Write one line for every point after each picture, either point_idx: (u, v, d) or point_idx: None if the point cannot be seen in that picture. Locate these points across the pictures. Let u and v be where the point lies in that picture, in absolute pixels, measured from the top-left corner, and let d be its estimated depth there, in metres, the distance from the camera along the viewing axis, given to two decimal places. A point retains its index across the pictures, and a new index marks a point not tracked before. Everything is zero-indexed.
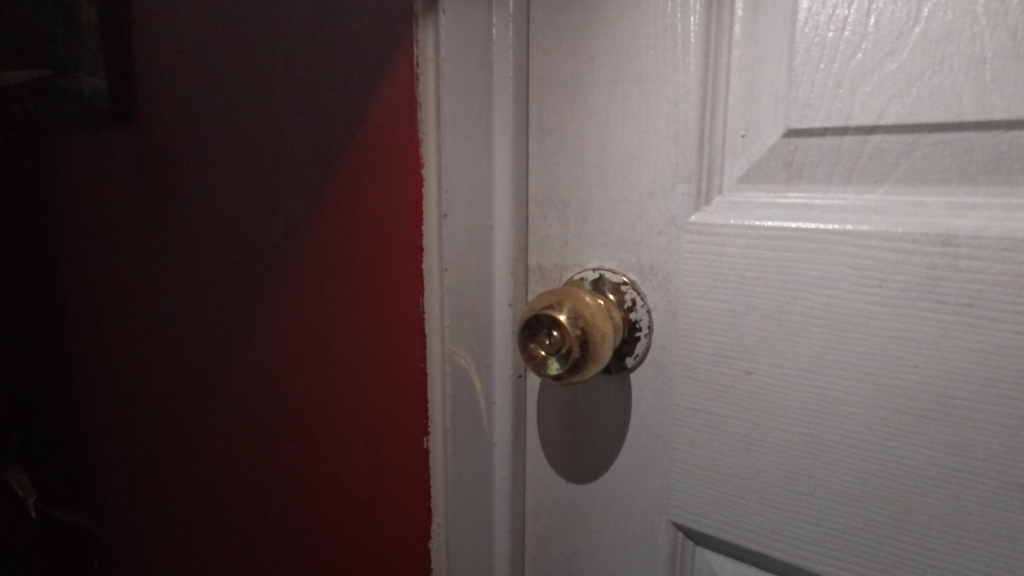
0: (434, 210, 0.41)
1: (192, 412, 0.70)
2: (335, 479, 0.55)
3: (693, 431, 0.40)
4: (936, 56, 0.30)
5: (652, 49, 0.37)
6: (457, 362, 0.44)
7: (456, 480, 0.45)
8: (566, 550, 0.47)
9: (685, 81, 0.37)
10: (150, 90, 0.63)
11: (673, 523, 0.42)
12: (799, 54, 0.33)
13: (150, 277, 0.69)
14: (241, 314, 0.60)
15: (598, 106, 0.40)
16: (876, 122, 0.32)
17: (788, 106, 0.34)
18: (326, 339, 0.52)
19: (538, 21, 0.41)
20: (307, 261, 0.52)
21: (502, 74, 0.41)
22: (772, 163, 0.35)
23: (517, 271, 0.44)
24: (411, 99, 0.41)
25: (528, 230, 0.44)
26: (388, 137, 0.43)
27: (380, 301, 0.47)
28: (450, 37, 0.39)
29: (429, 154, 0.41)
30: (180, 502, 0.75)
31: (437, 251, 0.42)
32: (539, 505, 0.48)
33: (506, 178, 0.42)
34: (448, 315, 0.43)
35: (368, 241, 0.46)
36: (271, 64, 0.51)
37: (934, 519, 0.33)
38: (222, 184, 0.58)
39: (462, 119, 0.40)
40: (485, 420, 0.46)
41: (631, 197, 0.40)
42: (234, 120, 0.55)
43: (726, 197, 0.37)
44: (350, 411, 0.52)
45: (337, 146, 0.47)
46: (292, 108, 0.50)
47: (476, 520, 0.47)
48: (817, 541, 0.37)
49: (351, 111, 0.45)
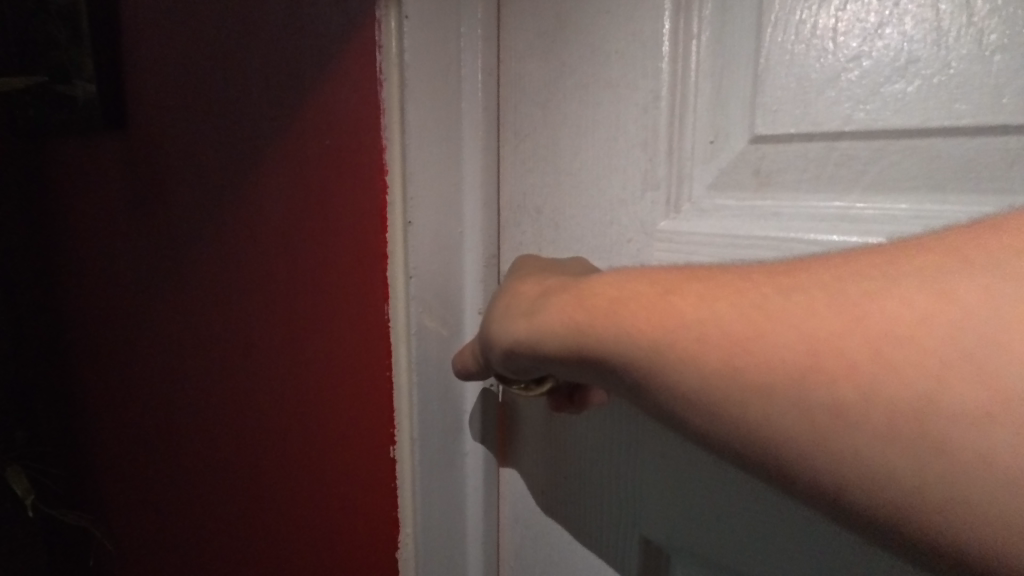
0: (399, 219, 0.41)
1: (178, 412, 0.70)
2: (310, 483, 0.54)
3: (665, 443, 0.38)
4: (901, 60, 0.29)
5: (621, 53, 0.37)
6: (426, 369, 0.43)
7: (425, 491, 0.45)
8: (542, 561, 0.47)
9: (654, 86, 0.36)
10: (140, 95, 0.64)
11: (644, 539, 0.41)
12: (764, 59, 0.33)
13: (140, 278, 0.70)
14: (221, 316, 0.60)
15: (569, 112, 0.39)
16: (841, 128, 0.31)
17: (755, 111, 0.34)
18: (300, 345, 0.52)
19: (512, 24, 0.41)
20: (283, 269, 0.52)
21: (472, 79, 0.41)
22: (741, 170, 0.35)
23: (490, 279, 0.43)
24: (377, 104, 0.41)
25: (501, 235, 0.44)
26: (355, 143, 0.43)
27: (353, 309, 0.46)
28: (414, 40, 0.39)
29: (396, 160, 0.41)
30: (167, 503, 0.75)
31: (402, 261, 0.42)
32: (516, 513, 0.48)
33: (476, 183, 0.42)
34: (414, 322, 0.42)
35: (338, 246, 0.46)
36: (249, 69, 0.51)
37: None
38: (203, 186, 0.59)
39: (426, 125, 0.40)
40: (457, 429, 0.45)
41: (601, 204, 0.39)
42: (216, 127, 0.56)
43: (696, 204, 0.36)
44: (325, 419, 0.51)
45: (310, 150, 0.47)
46: (267, 113, 0.50)
47: (447, 531, 0.46)
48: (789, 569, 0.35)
49: (321, 120, 0.45)
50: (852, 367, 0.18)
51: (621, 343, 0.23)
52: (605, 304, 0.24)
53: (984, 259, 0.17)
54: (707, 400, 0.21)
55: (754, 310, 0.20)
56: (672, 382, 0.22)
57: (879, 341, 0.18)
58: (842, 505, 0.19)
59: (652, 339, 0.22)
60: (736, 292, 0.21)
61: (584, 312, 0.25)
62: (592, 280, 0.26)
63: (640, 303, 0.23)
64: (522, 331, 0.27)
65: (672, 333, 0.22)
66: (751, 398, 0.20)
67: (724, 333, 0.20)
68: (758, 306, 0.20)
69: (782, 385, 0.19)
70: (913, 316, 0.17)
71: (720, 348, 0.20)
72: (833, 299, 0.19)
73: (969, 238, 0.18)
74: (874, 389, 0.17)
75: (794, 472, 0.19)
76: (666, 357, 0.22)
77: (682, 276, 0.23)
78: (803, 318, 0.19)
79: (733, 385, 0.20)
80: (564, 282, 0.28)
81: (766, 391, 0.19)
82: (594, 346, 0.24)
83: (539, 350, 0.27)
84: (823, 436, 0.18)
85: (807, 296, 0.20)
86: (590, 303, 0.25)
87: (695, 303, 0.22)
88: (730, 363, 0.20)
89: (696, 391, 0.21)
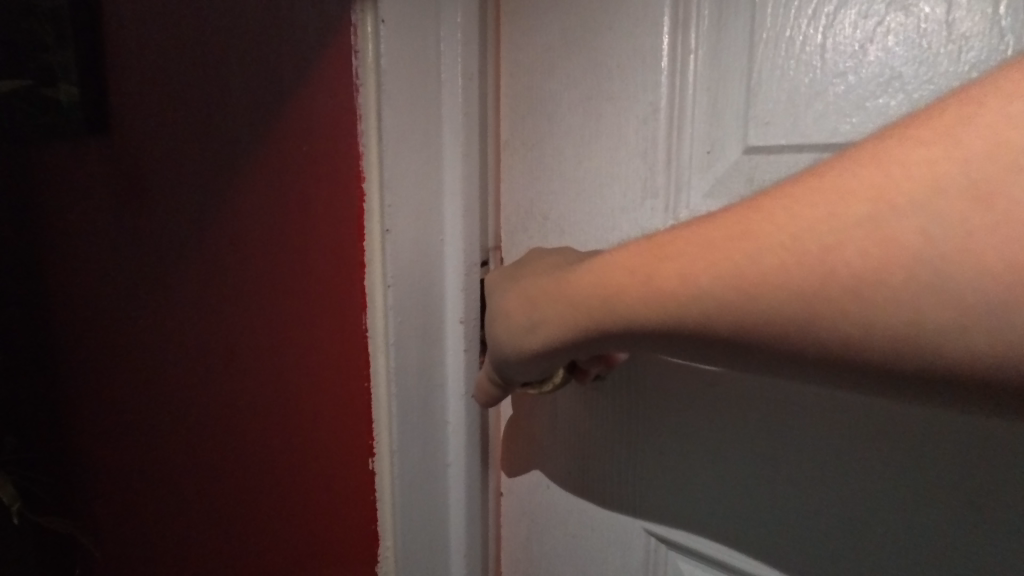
0: (377, 226, 0.44)
1: (157, 420, 0.69)
2: (295, 485, 0.56)
3: (666, 440, 0.41)
4: (884, 76, 0.31)
5: (622, 68, 0.39)
6: (405, 377, 0.46)
7: (402, 497, 0.48)
8: (546, 552, 0.49)
9: (654, 98, 0.38)
10: (117, 99, 0.63)
11: (647, 530, 0.43)
12: (757, 74, 0.34)
13: (115, 287, 0.69)
14: (208, 320, 0.61)
15: (573, 123, 0.41)
16: (829, 139, 0.33)
17: (749, 124, 0.35)
18: (287, 350, 0.53)
19: (517, 40, 0.43)
20: (267, 276, 0.53)
21: (452, 84, 0.42)
22: (735, 179, 0.36)
23: (470, 287, 0.44)
24: (354, 110, 0.44)
25: (509, 239, 0.46)
26: (333, 152, 0.46)
27: (333, 312, 0.49)
28: (390, 46, 0.41)
29: (373, 169, 0.43)
30: (141, 515, 0.73)
31: (380, 270, 0.44)
32: (522, 506, 0.50)
33: (455, 191, 0.43)
34: (392, 331, 0.45)
35: (321, 252, 0.48)
36: (237, 75, 0.52)
37: (894, 528, 0.33)
38: (188, 192, 0.59)
39: (403, 130, 0.42)
40: (438, 439, 0.47)
41: (604, 211, 0.41)
42: (202, 131, 0.56)
43: (693, 212, 0.38)
44: (310, 423, 0.53)
45: (296, 157, 0.48)
46: (252, 118, 0.51)
47: (429, 539, 0.48)
48: (781, 554, 0.37)
49: (300, 126, 0.47)
50: (859, 298, 0.20)
51: (635, 320, 0.26)
52: (601, 290, 0.28)
53: (906, 202, 0.19)
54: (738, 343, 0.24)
55: (734, 281, 0.23)
56: (698, 342, 0.25)
57: (853, 275, 0.20)
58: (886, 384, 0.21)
59: (658, 314, 0.25)
60: (712, 259, 0.24)
61: (584, 309, 0.28)
62: (575, 274, 0.30)
63: (629, 285, 0.26)
64: (536, 327, 0.31)
65: (667, 308, 0.25)
66: (781, 336, 0.22)
67: (712, 298, 0.24)
68: (737, 276, 0.23)
69: (785, 321, 0.22)
70: (892, 254, 0.19)
71: (723, 308, 0.23)
72: (803, 261, 0.21)
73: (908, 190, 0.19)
74: (876, 305, 0.20)
75: (821, 370, 0.22)
76: (679, 325, 0.25)
77: (652, 252, 0.26)
78: (779, 272, 0.22)
79: (753, 330, 0.23)
80: (547, 278, 0.32)
81: (787, 323, 0.22)
82: (609, 322, 0.27)
83: (557, 337, 0.30)
84: (851, 342, 0.21)
85: (774, 252, 0.22)
86: (583, 298, 0.28)
87: (679, 280, 0.25)
88: (740, 316, 0.23)
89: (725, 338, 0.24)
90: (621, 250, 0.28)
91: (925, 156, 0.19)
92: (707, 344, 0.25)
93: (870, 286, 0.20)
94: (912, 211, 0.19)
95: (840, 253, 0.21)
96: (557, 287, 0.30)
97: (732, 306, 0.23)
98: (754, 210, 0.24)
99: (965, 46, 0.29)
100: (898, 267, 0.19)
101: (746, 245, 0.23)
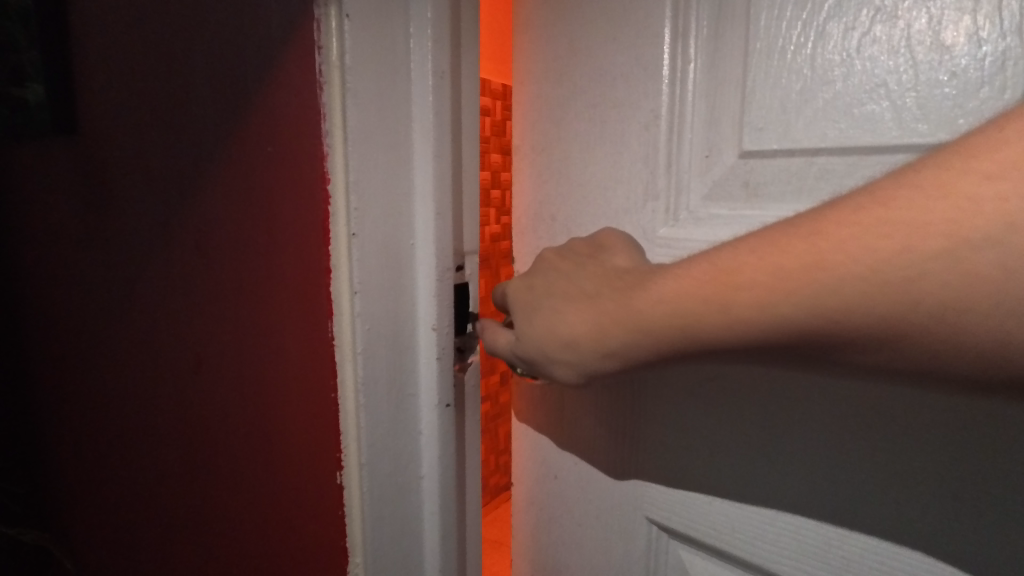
0: (342, 229, 0.42)
1: (143, 415, 0.70)
2: (263, 488, 0.55)
3: (666, 432, 0.42)
4: (869, 85, 0.32)
5: (626, 76, 0.41)
6: (373, 389, 0.44)
7: (375, 518, 0.46)
8: (555, 541, 0.51)
9: (654, 106, 0.39)
10: (104, 94, 0.64)
11: (648, 518, 0.45)
12: (752, 82, 0.36)
13: (104, 281, 0.70)
14: (183, 317, 0.60)
15: (580, 129, 0.43)
16: (818, 145, 0.34)
17: (743, 130, 0.37)
18: (256, 351, 0.52)
19: (531, 50, 0.45)
20: (235, 282, 0.52)
21: (421, 83, 0.42)
22: (732, 183, 0.38)
23: (442, 293, 0.44)
24: (316, 108, 0.41)
25: (519, 239, 0.48)
26: (297, 149, 0.43)
27: (296, 320, 0.47)
28: (354, 41, 0.39)
29: (337, 169, 0.41)
30: (132, 504, 0.75)
31: (346, 278, 0.42)
32: (532, 496, 0.52)
33: (424, 192, 0.43)
34: (359, 340, 0.43)
35: (283, 253, 0.46)
36: (201, 68, 0.51)
37: (878, 521, 0.35)
38: (164, 186, 0.59)
39: (371, 131, 0.41)
40: (411, 452, 0.46)
41: (608, 213, 0.43)
42: (174, 126, 0.56)
43: (693, 213, 0.40)
44: (279, 433, 0.51)
45: (257, 154, 0.47)
46: (216, 113, 0.50)
47: (398, 549, 0.47)
48: (772, 542, 0.39)
49: (265, 123, 0.45)
50: (947, 320, 0.21)
51: (710, 341, 0.28)
52: (673, 317, 0.29)
53: (984, 238, 0.20)
54: (827, 356, 0.25)
55: (814, 308, 0.24)
56: (777, 355, 0.27)
57: (940, 305, 0.21)
58: (976, 384, 0.23)
59: (732, 336, 0.27)
60: (788, 289, 0.25)
61: (660, 337, 0.29)
62: (637, 299, 0.31)
63: (704, 315, 0.28)
64: (603, 348, 0.32)
65: (746, 333, 0.26)
66: (870, 352, 0.24)
67: (797, 324, 0.25)
68: (818, 304, 0.24)
69: (873, 340, 0.23)
70: (975, 280, 0.20)
71: (805, 330, 0.25)
72: (884, 291, 0.22)
73: (973, 215, 0.20)
74: (966, 328, 0.21)
75: (909, 374, 0.24)
76: (760, 344, 0.27)
77: (721, 278, 0.27)
78: (862, 311, 0.23)
79: (842, 347, 0.24)
80: (605, 304, 0.33)
81: (877, 343, 0.23)
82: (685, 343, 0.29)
83: (629, 358, 0.32)
84: (942, 355, 0.22)
85: (855, 285, 0.23)
86: (650, 326, 0.30)
87: (756, 308, 0.26)
88: (825, 337, 0.25)
89: (810, 352, 0.26)
90: (685, 276, 0.29)
91: (995, 191, 0.20)
92: (787, 356, 0.27)
93: (958, 313, 0.21)
94: (992, 247, 0.20)
95: (924, 284, 0.21)
96: (622, 311, 0.31)
97: (815, 328, 0.24)
98: (817, 235, 0.24)
99: (956, 50, 0.30)
100: (985, 295, 0.20)
101: (821, 276, 0.24)
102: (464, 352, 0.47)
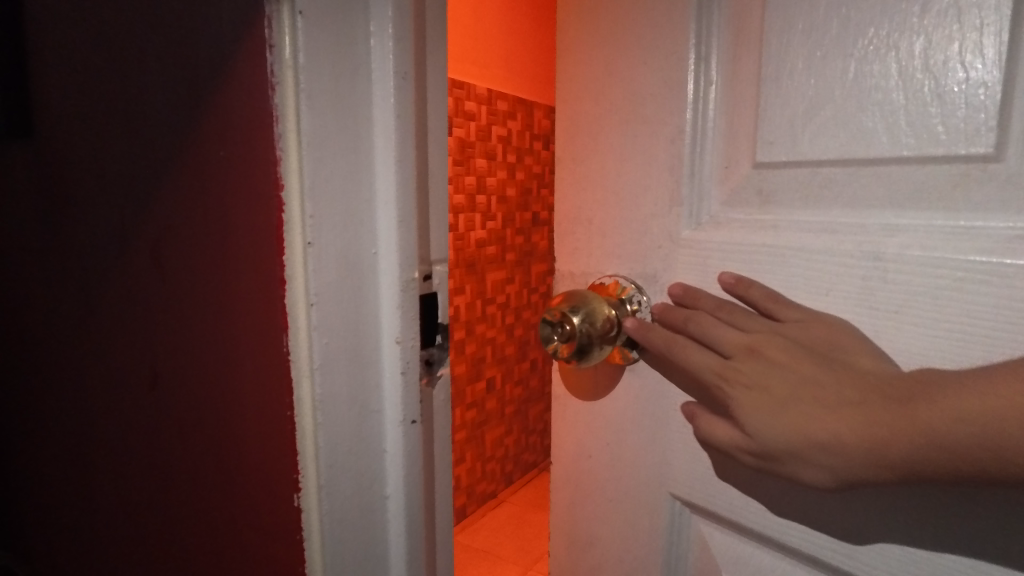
0: (299, 238, 0.42)
1: (113, 417, 0.71)
2: (225, 496, 0.54)
3: None
4: (863, 103, 0.37)
5: (655, 97, 0.46)
6: (330, 408, 0.44)
7: (334, 539, 0.46)
8: (587, 515, 0.56)
9: (679, 122, 0.44)
10: (65, 96, 0.65)
11: (671, 494, 0.50)
12: (765, 101, 0.41)
13: (75, 281, 0.71)
14: (144, 316, 0.61)
15: (613, 142, 0.49)
16: (820, 158, 0.39)
17: (756, 143, 0.42)
18: (215, 357, 0.52)
19: (570, 70, 0.51)
20: (187, 293, 0.54)
21: (384, 82, 0.43)
22: (747, 191, 0.43)
23: (406, 304, 0.46)
24: (266, 108, 0.41)
25: (561, 239, 0.54)
26: (244, 156, 0.44)
27: (247, 330, 0.47)
28: (309, 38, 0.40)
29: (291, 174, 0.41)
30: (108, 504, 0.76)
31: (302, 290, 0.42)
32: (567, 474, 0.57)
33: (388, 202, 0.44)
34: (318, 356, 0.43)
35: (234, 258, 0.47)
36: (156, 70, 0.52)
37: (873, 497, 0.38)
38: (124, 189, 0.60)
39: (330, 132, 0.42)
40: (374, 471, 0.48)
41: (640, 217, 0.48)
42: (132, 127, 0.57)
43: (713, 217, 0.44)
44: (239, 444, 0.52)
45: (208, 156, 0.47)
46: (171, 117, 0.51)
47: (363, 557, 0.48)
48: (780, 514, 0.43)
49: (215, 128, 0.46)
50: None
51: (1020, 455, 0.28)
52: (983, 432, 0.29)
53: None
54: None
55: None
56: None
57: None
58: None
59: None
60: None
61: (956, 450, 0.30)
62: (927, 408, 0.31)
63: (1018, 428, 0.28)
64: (876, 455, 0.32)
65: None
66: None
67: None
68: None
69: None
70: None
71: None
72: None
73: None
74: None
75: None
76: None
77: None
78: None
79: None
80: (876, 411, 0.32)
81: None
82: (983, 458, 0.29)
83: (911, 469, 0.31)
84: None
85: None
86: (952, 442, 0.30)
87: None
88: None
89: None
90: (989, 388, 0.29)
91: None
92: None
93: None
94: None
95: None
96: (909, 419, 0.31)
97: None
98: None
99: (946, 75, 0.34)
100: None
101: None
102: (432, 365, 0.50)
